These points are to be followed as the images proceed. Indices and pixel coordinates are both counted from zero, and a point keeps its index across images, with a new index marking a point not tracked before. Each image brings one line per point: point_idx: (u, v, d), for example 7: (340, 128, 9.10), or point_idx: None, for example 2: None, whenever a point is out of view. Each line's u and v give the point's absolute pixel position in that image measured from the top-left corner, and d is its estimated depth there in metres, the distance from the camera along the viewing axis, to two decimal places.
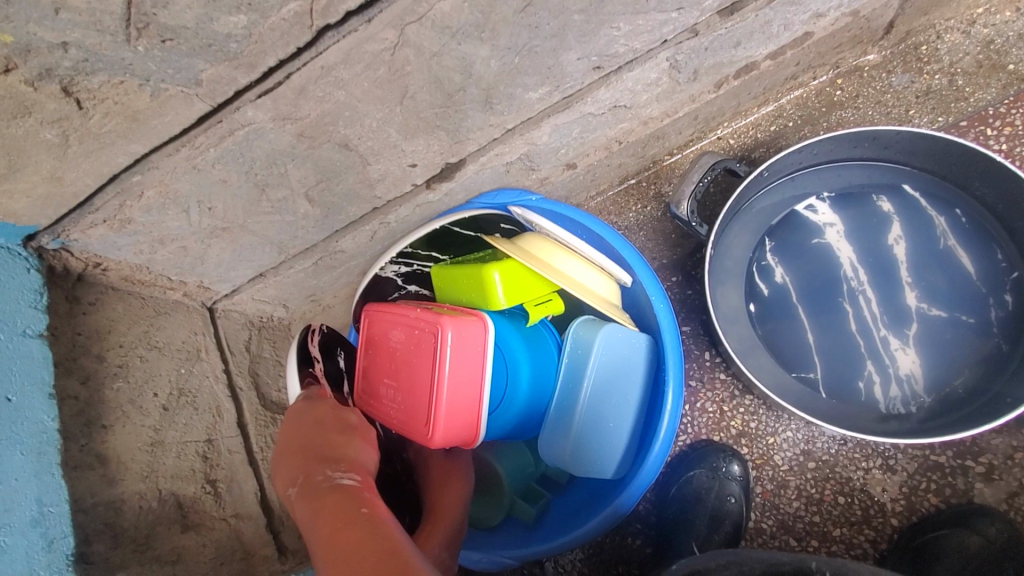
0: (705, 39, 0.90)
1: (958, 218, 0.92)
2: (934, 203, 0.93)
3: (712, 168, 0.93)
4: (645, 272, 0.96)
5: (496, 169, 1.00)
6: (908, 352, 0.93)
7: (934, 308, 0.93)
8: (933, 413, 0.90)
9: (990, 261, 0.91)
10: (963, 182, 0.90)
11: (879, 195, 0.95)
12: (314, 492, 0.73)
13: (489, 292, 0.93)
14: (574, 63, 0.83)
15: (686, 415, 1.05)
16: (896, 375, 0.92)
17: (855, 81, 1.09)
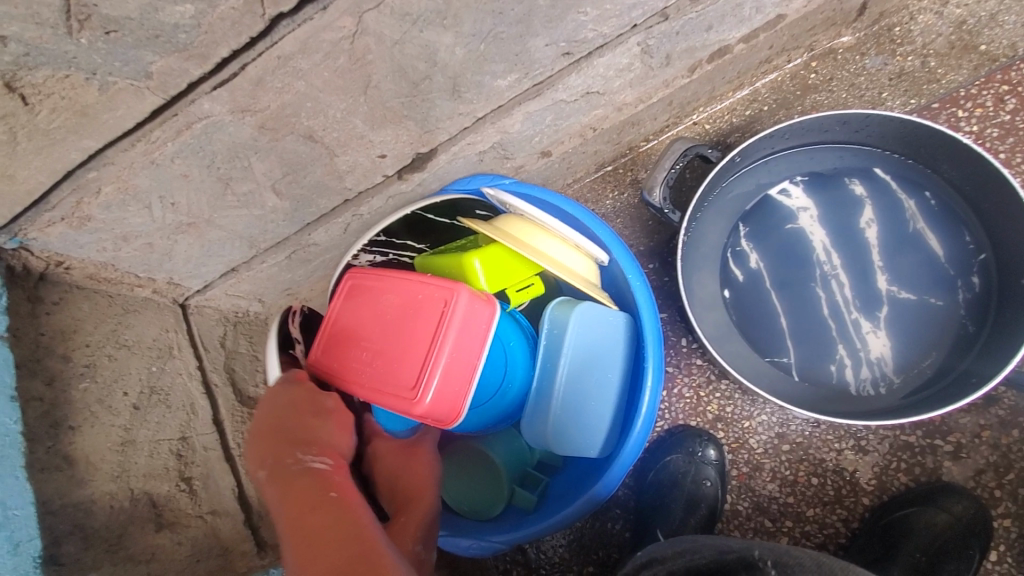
0: (675, 23, 0.89)
1: (928, 201, 0.93)
2: (904, 186, 0.94)
3: (685, 153, 0.92)
4: (622, 252, 0.95)
5: (468, 158, 1.00)
6: (878, 335, 0.94)
7: (903, 290, 0.93)
8: (901, 395, 0.91)
9: (958, 244, 0.92)
10: (932, 165, 0.90)
11: (851, 179, 0.96)
12: (283, 477, 0.76)
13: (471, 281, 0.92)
14: (543, 49, 0.82)
15: (664, 401, 1.06)
16: (866, 358, 0.93)
17: (830, 64, 1.09)
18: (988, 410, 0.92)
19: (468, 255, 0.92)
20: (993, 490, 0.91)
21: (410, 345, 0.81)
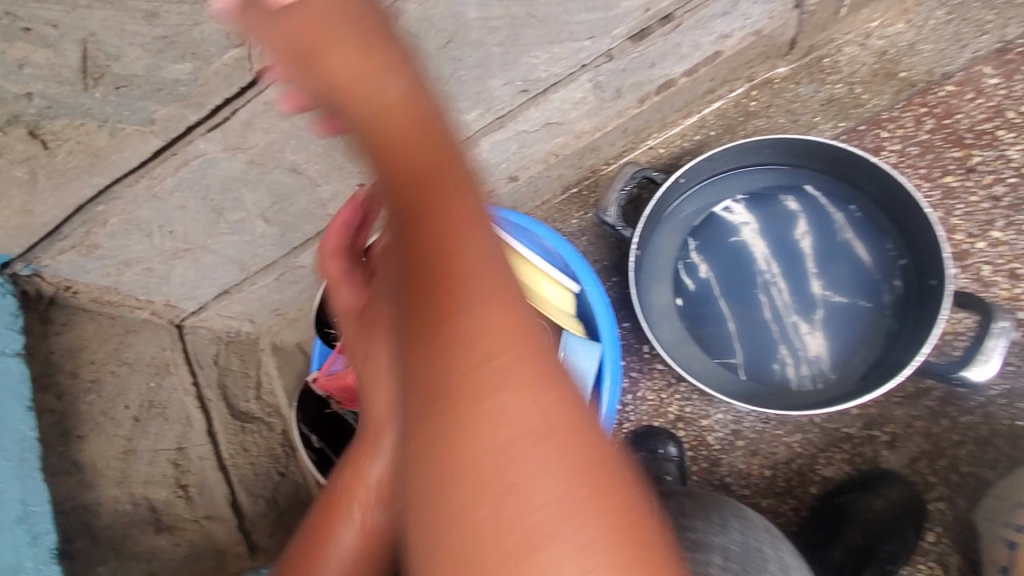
0: (620, 62, 1.01)
1: (853, 213, 1.03)
2: (832, 201, 1.04)
3: (631, 176, 1.02)
4: (589, 280, 1.02)
5: None
6: (816, 336, 1.03)
7: (837, 294, 1.03)
8: (836, 389, 1.00)
9: (880, 250, 1.02)
10: (853, 180, 1.01)
11: (786, 196, 1.06)
12: (452, 469, 0.43)
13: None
14: (501, 88, 0.93)
15: (630, 404, 1.14)
16: (806, 357, 1.02)
17: (768, 93, 1.19)
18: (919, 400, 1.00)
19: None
20: (927, 475, 0.99)
21: None
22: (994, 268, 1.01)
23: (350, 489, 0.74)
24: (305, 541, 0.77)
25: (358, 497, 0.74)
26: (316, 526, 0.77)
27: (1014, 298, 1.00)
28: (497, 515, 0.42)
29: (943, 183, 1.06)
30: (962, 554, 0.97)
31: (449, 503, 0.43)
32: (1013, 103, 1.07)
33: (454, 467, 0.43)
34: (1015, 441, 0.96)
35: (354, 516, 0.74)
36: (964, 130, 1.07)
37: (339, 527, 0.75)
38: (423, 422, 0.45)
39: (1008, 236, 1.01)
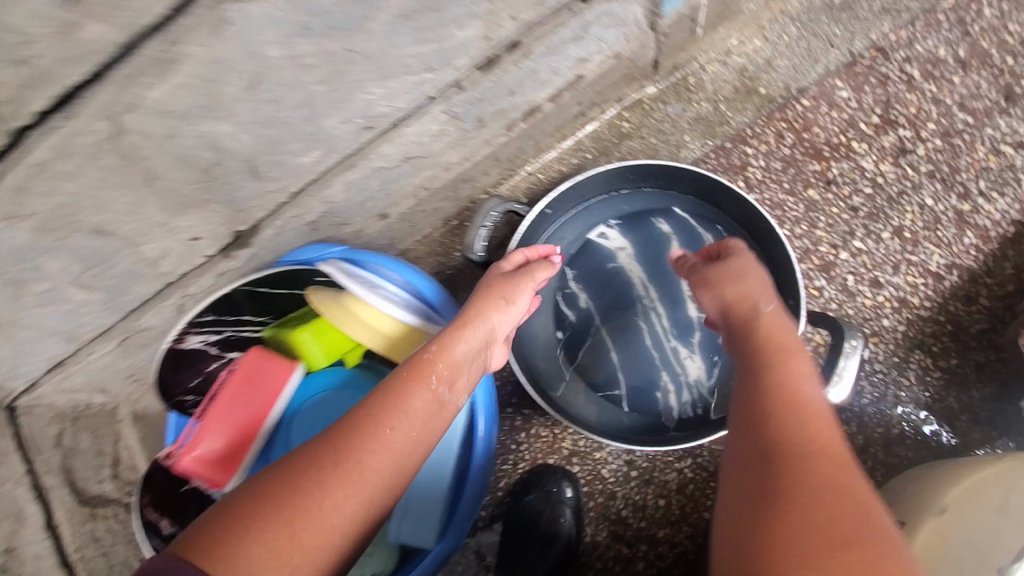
0: (473, 92, 0.96)
1: (720, 233, 1.03)
2: (700, 222, 1.04)
3: (495, 212, 0.98)
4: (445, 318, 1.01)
5: (299, 229, 1.01)
6: (695, 360, 1.01)
7: None
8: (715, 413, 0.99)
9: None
10: (719, 202, 1.01)
11: (656, 218, 1.04)
12: (802, 396, 0.68)
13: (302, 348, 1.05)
14: (340, 127, 0.86)
15: (523, 442, 1.08)
16: (686, 383, 1.01)
17: (638, 114, 1.17)
18: None
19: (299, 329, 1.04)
20: None
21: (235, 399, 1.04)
22: (858, 277, 1.01)
23: (405, 403, 0.76)
24: (275, 479, 0.67)
25: (408, 406, 0.76)
26: (342, 425, 0.74)
27: (877, 305, 0.99)
28: (837, 510, 0.58)
29: (807, 196, 1.07)
30: None
31: (801, 477, 0.61)
32: (864, 115, 1.08)
33: (791, 409, 0.66)
34: (889, 446, 0.94)
35: (446, 398, 0.80)
36: (821, 142, 1.09)
37: (432, 414, 0.78)
38: (751, 435, 0.66)
39: (868, 245, 1.02)
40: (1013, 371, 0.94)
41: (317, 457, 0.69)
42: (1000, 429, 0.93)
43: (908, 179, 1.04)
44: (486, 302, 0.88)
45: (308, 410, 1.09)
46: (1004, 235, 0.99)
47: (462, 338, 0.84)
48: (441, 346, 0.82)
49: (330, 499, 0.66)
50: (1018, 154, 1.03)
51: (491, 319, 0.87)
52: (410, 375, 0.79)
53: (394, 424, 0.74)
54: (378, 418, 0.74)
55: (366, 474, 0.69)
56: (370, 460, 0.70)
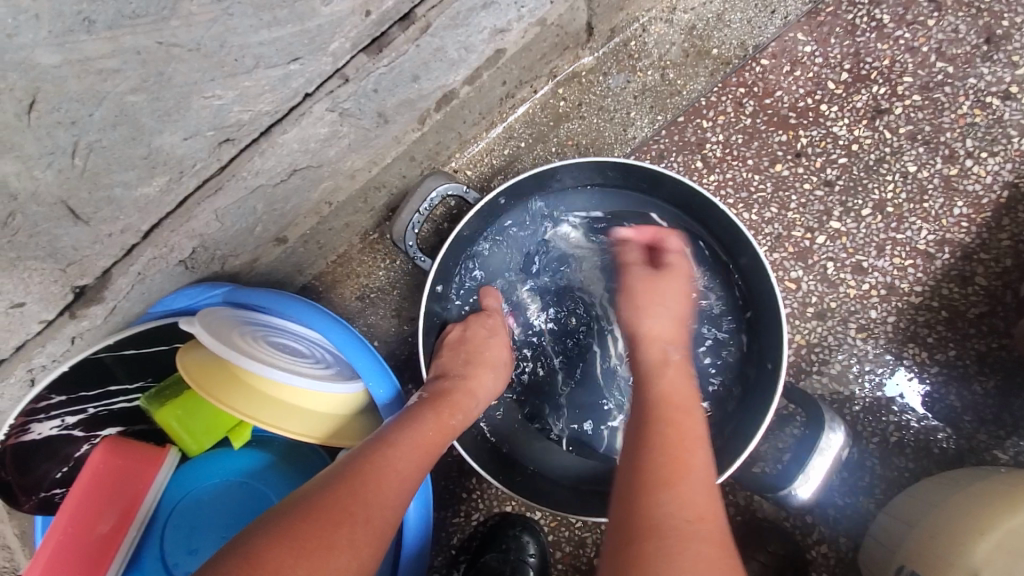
0: (365, 83, 0.75)
1: (701, 250, 0.85)
2: (680, 232, 0.86)
3: (435, 193, 0.84)
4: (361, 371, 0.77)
5: (167, 270, 0.78)
6: None
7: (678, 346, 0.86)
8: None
9: (727, 290, 0.84)
10: (699, 209, 0.81)
11: (630, 221, 0.87)
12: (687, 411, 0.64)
13: (175, 438, 0.81)
14: (185, 144, 0.66)
15: (475, 491, 0.93)
16: None
17: (576, 89, 0.98)
18: (783, 431, 0.86)
19: (164, 409, 0.79)
20: (804, 517, 0.83)
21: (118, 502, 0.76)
22: (838, 264, 0.88)
23: (424, 457, 0.64)
24: (300, 530, 0.52)
25: (421, 450, 0.64)
26: (360, 464, 0.59)
27: (863, 294, 0.87)
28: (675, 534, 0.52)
29: (774, 172, 0.92)
30: None
31: (643, 486, 0.56)
32: (832, 71, 0.93)
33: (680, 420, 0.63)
34: (886, 457, 0.83)
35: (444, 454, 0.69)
36: (786, 108, 0.93)
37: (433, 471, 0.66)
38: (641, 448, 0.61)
39: (847, 225, 0.89)
40: (1017, 359, 0.83)
41: (342, 501, 0.55)
42: (1010, 428, 0.81)
43: (886, 145, 0.90)
44: (482, 367, 0.78)
45: (181, 512, 0.81)
46: (996, 201, 0.87)
47: (470, 397, 0.74)
48: (454, 401, 0.72)
49: (354, 553, 0.53)
50: (1006, 106, 0.89)
51: (488, 384, 0.78)
52: (425, 428, 0.66)
53: (414, 477, 0.62)
54: (403, 468, 0.61)
55: (386, 527, 0.56)
56: (389, 512, 0.57)
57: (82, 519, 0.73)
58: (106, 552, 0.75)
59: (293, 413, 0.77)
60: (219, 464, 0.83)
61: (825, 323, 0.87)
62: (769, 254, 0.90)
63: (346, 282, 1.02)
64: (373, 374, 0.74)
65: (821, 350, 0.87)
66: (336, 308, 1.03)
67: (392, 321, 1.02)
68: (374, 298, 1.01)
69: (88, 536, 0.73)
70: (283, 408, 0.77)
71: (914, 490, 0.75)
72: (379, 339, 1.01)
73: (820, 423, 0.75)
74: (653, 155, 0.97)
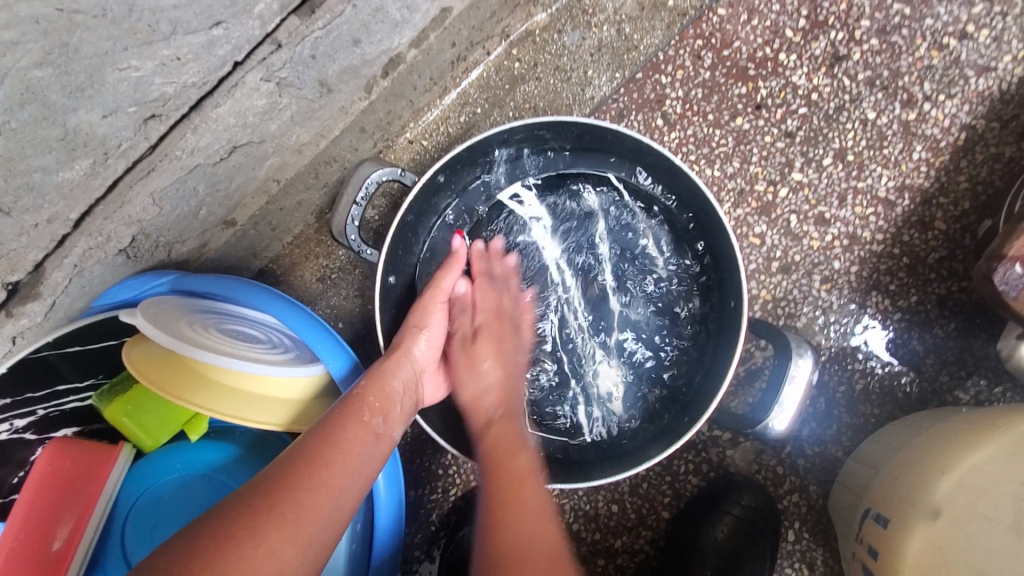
0: (299, 49, 0.70)
1: (657, 209, 0.83)
2: (635, 194, 0.83)
3: (370, 180, 0.80)
4: (323, 346, 0.70)
5: (106, 260, 0.74)
6: (610, 366, 0.83)
7: (634, 311, 0.83)
8: (637, 427, 0.82)
9: (686, 255, 0.82)
10: (657, 169, 0.79)
11: (584, 188, 0.84)
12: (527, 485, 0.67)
13: (129, 435, 0.78)
14: (105, 123, 0.60)
15: (451, 466, 0.92)
16: (596, 394, 0.83)
17: (530, 49, 0.93)
18: (751, 385, 0.86)
19: (113, 406, 0.76)
20: (775, 469, 0.84)
21: (68, 501, 0.74)
22: (801, 217, 0.88)
23: (337, 440, 0.60)
24: (195, 536, 0.49)
25: (361, 445, 0.61)
26: (286, 461, 0.57)
27: (826, 246, 0.87)
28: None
29: (735, 126, 0.90)
30: (825, 546, 0.83)
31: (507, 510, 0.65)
32: (789, 19, 0.90)
33: (517, 492, 0.66)
34: (852, 405, 0.84)
35: (381, 430, 0.64)
36: (745, 59, 0.91)
37: (371, 456, 0.62)
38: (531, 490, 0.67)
39: (809, 176, 0.88)
40: (977, 301, 0.84)
41: (242, 503, 0.52)
42: (970, 368, 0.83)
43: (845, 92, 0.89)
44: (403, 337, 0.73)
45: (141, 508, 0.80)
46: (955, 143, 0.86)
47: (392, 371, 0.69)
48: (370, 376, 0.67)
49: (263, 546, 0.50)
50: (963, 47, 0.87)
51: (414, 351, 0.73)
52: (336, 415, 0.63)
53: (329, 461, 0.58)
54: (310, 457, 0.58)
55: (302, 518, 0.53)
56: (302, 499, 0.54)
57: (31, 533, 0.70)
58: (68, 560, 0.73)
59: (255, 401, 0.74)
60: (177, 460, 0.81)
61: (790, 277, 0.87)
62: (733, 210, 0.89)
63: (305, 263, 0.98)
64: (337, 359, 0.71)
65: (786, 304, 0.87)
66: (296, 291, 0.99)
67: (356, 301, 0.98)
68: (335, 279, 0.98)
69: (42, 548, 0.71)
70: (244, 397, 0.73)
71: (882, 435, 0.75)
72: (343, 321, 0.98)
73: (788, 349, 0.76)
74: (612, 115, 0.94)
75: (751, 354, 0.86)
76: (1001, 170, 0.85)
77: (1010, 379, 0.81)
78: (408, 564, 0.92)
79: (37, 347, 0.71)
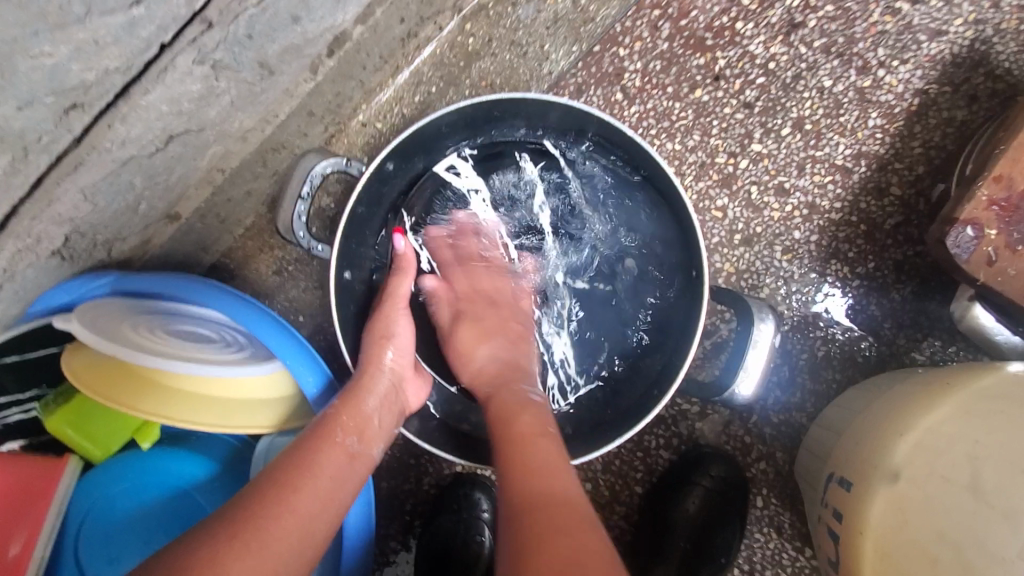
0: (233, 28, 0.65)
1: (594, 176, 0.81)
2: (570, 160, 0.81)
3: (315, 172, 0.76)
4: (276, 344, 0.67)
5: (38, 262, 0.69)
6: (561, 334, 0.83)
7: (578, 281, 0.82)
8: (615, 394, 0.81)
9: (631, 221, 0.80)
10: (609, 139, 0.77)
11: (521, 153, 0.81)
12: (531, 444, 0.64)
13: (77, 445, 0.76)
14: (19, 115, 0.55)
15: (422, 455, 0.91)
16: (550, 361, 0.83)
17: (484, 23, 0.90)
18: (717, 357, 0.87)
19: (54, 418, 0.73)
20: (743, 438, 0.86)
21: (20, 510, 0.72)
22: (762, 188, 0.88)
23: (307, 463, 0.59)
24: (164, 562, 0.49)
25: (333, 472, 0.60)
26: (260, 486, 0.57)
27: (787, 216, 0.87)
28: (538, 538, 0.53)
29: (694, 98, 0.89)
30: (793, 509, 0.85)
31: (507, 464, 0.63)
32: None
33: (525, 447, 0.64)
34: (816, 372, 0.85)
35: (356, 450, 0.63)
36: (702, 29, 0.89)
37: (344, 478, 0.61)
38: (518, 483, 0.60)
39: (769, 146, 0.88)
40: (931, 264, 0.85)
41: (206, 532, 0.52)
42: (925, 329, 0.85)
43: (802, 61, 0.88)
44: (374, 349, 0.71)
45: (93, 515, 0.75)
46: (908, 109, 0.87)
47: (366, 388, 0.67)
48: (344, 395, 0.66)
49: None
50: (914, 12, 0.87)
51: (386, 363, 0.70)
52: (309, 438, 0.62)
53: (298, 486, 0.58)
54: (279, 482, 0.57)
55: (268, 546, 0.52)
56: (267, 528, 0.53)
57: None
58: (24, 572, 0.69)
59: (206, 402, 0.70)
60: (130, 467, 0.76)
61: (753, 249, 0.87)
62: (694, 183, 0.88)
63: (259, 256, 0.94)
64: (293, 357, 0.67)
65: (749, 276, 0.87)
66: (253, 285, 0.95)
67: (315, 292, 0.95)
68: (293, 271, 0.94)
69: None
70: (196, 399, 0.70)
71: (843, 399, 0.77)
72: (304, 314, 0.95)
73: (748, 314, 0.75)
74: (572, 90, 0.92)
75: (716, 327, 0.87)
76: (952, 134, 0.86)
77: (963, 339, 0.84)
78: (383, 556, 0.91)
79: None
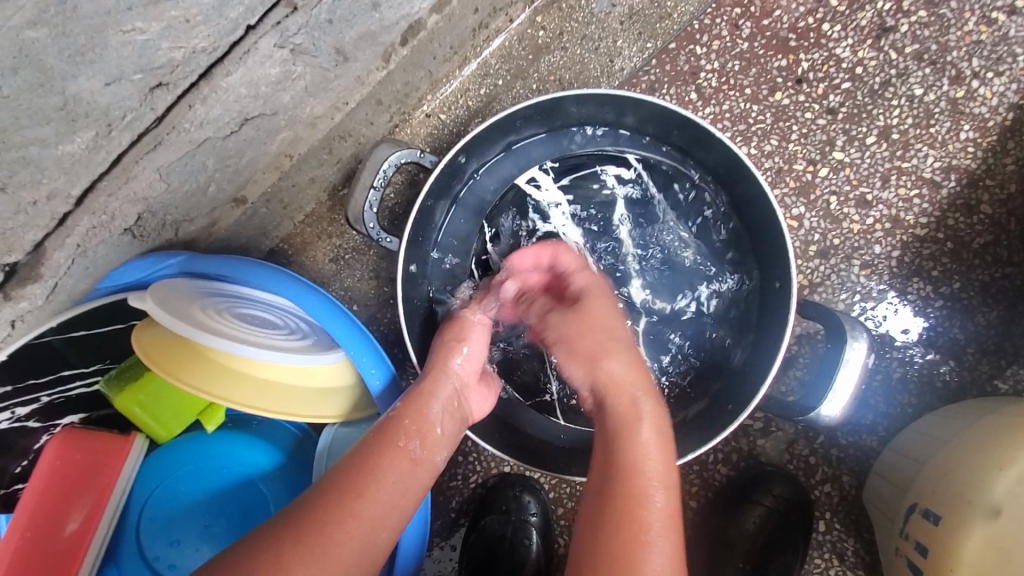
0: (316, 12, 0.64)
1: (676, 193, 0.79)
2: (654, 175, 0.79)
3: (386, 164, 0.75)
4: (345, 335, 0.66)
5: (110, 240, 0.69)
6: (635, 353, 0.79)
7: (658, 300, 0.79)
8: (672, 415, 0.78)
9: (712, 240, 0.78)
10: (692, 148, 0.75)
11: (602, 166, 0.79)
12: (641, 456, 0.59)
13: (142, 424, 0.76)
14: (107, 91, 0.55)
15: (471, 454, 0.89)
16: None
17: (556, 16, 0.87)
18: (785, 375, 0.84)
19: (123, 397, 0.73)
20: (807, 459, 0.82)
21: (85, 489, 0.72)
22: (842, 198, 0.84)
23: (370, 468, 0.58)
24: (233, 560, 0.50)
25: (397, 479, 0.59)
26: (324, 490, 0.56)
27: (867, 230, 0.83)
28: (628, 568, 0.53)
29: (773, 101, 0.85)
30: (856, 537, 0.81)
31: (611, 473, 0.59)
32: None
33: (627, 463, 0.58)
34: (890, 396, 0.81)
35: (419, 456, 0.62)
36: (786, 29, 0.85)
37: (408, 485, 0.60)
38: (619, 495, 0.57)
39: (851, 155, 0.84)
40: (1021, 289, 0.81)
41: (273, 533, 0.52)
42: (1011, 357, 0.80)
43: (891, 67, 0.84)
44: (437, 354, 0.69)
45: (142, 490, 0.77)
46: (1004, 123, 0.82)
47: (429, 393, 0.65)
48: (406, 399, 0.64)
49: None
50: (1013, 21, 0.82)
51: (449, 367, 0.68)
52: (373, 442, 0.61)
53: (362, 490, 0.57)
54: (343, 486, 0.57)
55: (330, 551, 0.52)
56: (331, 531, 0.53)
57: (48, 517, 0.68)
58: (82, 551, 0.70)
59: (271, 389, 0.70)
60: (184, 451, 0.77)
61: (829, 262, 0.83)
62: (769, 190, 0.85)
63: (317, 243, 0.94)
64: (361, 349, 0.67)
65: (823, 290, 0.83)
66: (309, 272, 0.95)
67: (371, 283, 0.94)
68: (350, 260, 0.94)
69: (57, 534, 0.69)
70: (261, 385, 0.70)
71: (922, 424, 0.74)
72: (358, 304, 0.94)
73: (842, 331, 0.71)
74: (644, 88, 0.89)
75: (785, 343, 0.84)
76: None
77: None
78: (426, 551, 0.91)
79: (39, 333, 0.66)
